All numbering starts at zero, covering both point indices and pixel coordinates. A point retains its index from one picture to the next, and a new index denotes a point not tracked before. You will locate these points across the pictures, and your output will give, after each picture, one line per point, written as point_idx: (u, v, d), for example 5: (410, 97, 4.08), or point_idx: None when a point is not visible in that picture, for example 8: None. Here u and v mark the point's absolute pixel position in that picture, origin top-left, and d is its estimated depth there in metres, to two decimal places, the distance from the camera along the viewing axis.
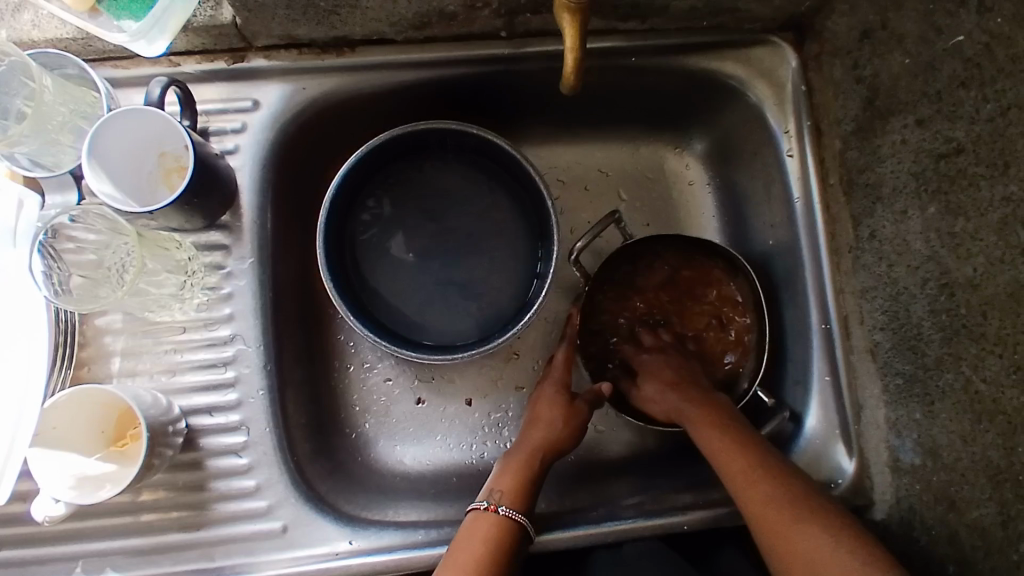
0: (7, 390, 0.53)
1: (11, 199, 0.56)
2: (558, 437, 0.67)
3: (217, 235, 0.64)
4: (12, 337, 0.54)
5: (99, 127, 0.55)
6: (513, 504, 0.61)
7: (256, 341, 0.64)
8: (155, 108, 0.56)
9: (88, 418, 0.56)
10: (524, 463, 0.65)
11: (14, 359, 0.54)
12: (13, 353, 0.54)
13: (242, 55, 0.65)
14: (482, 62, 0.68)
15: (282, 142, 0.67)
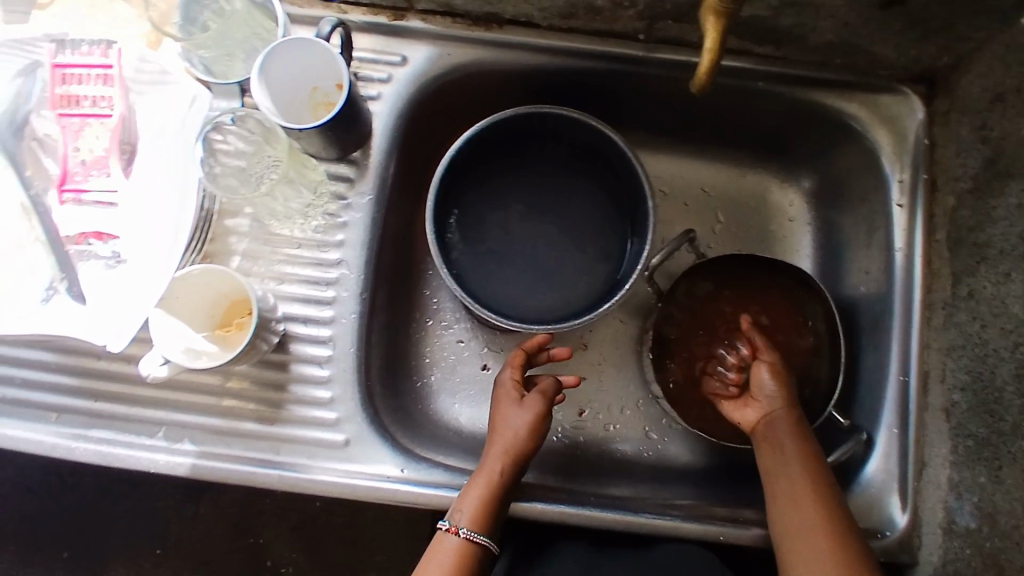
0: (147, 258, 0.61)
1: (185, 92, 0.63)
2: (523, 439, 0.66)
3: (345, 168, 0.71)
4: (159, 211, 0.61)
5: (275, 52, 0.62)
6: (475, 521, 0.63)
7: (358, 270, 0.70)
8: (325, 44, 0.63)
9: (205, 299, 0.63)
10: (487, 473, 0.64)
11: (159, 231, 0.61)
12: (159, 226, 0.61)
13: (403, 14, 0.71)
14: (615, 60, 0.72)
15: (418, 98, 0.72)
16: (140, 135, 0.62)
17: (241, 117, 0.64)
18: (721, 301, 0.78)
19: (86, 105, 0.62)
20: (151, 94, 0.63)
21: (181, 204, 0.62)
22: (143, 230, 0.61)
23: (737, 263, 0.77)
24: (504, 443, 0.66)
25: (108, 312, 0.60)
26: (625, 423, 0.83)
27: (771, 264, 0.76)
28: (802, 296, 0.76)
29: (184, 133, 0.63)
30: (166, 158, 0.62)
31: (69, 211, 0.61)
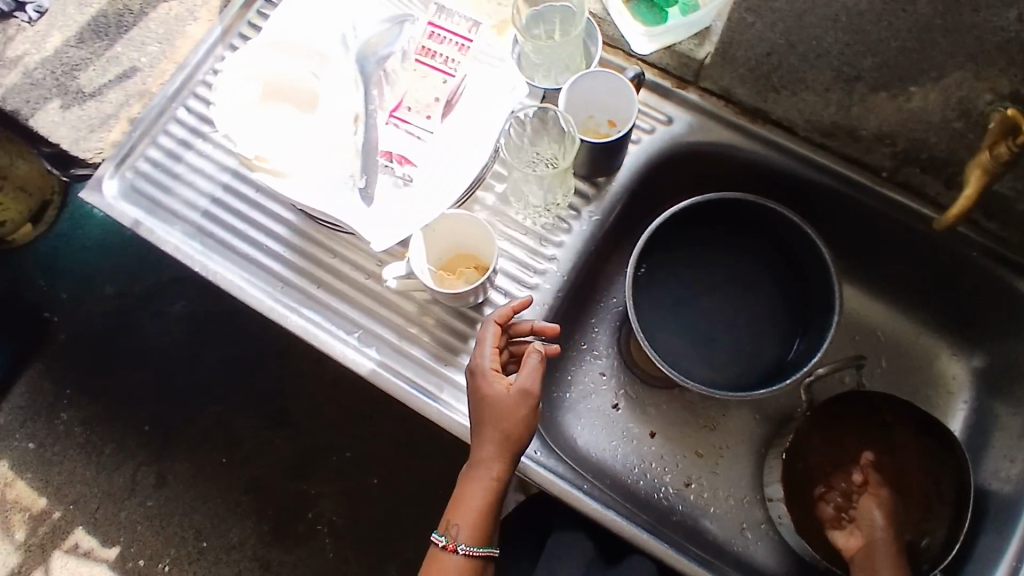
0: (428, 191, 0.68)
1: (513, 78, 0.70)
2: (511, 447, 0.67)
3: (586, 187, 0.81)
4: (455, 159, 0.69)
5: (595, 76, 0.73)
6: (472, 537, 0.67)
7: (564, 270, 0.79)
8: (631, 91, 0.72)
9: (449, 244, 0.74)
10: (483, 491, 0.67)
11: (448, 174, 0.69)
12: (450, 170, 0.69)
13: (685, 85, 0.81)
14: (849, 183, 0.79)
15: (666, 156, 0.81)
16: (466, 93, 0.70)
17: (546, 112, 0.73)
18: (862, 434, 0.80)
19: (439, 60, 0.70)
20: (487, 67, 0.70)
21: (477, 157, 0.69)
22: (438, 170, 0.69)
23: (889, 405, 0.79)
24: (490, 454, 0.67)
25: (382, 221, 0.67)
26: (725, 510, 0.86)
27: (927, 422, 0.77)
28: (939, 456, 0.76)
29: (500, 105, 0.70)
30: (476, 118, 0.70)
31: (389, 133, 0.69)
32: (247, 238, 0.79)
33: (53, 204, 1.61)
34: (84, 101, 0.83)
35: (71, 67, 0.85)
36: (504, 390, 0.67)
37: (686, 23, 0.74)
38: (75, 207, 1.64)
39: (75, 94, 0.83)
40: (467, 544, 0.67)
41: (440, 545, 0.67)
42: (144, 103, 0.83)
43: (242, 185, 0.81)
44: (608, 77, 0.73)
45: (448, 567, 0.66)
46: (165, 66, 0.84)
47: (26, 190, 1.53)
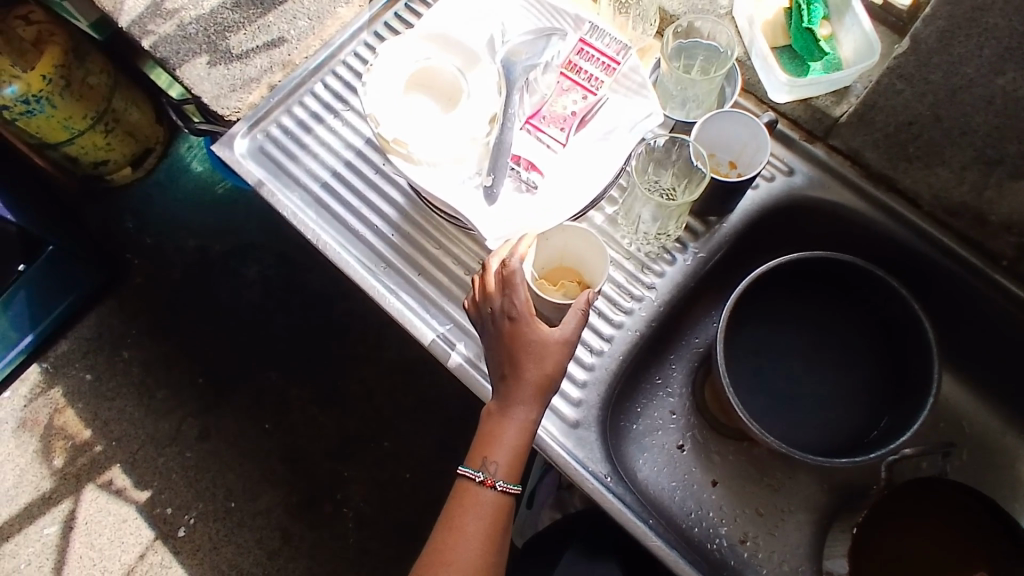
0: (550, 200, 0.69)
1: (647, 107, 0.70)
2: (549, 386, 0.63)
3: (696, 224, 0.80)
4: (579, 174, 0.70)
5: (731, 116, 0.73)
6: (509, 476, 0.64)
7: (660, 300, 0.77)
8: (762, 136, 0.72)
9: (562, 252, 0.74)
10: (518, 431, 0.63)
11: (570, 187, 0.70)
12: (572, 184, 0.70)
13: (813, 139, 0.81)
14: (965, 264, 0.77)
15: (781, 206, 0.81)
16: (598, 113, 0.71)
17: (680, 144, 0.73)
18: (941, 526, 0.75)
19: (583, 76, 0.71)
20: (623, 94, 0.71)
21: (606, 176, 0.69)
22: (563, 183, 0.70)
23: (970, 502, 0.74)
24: (529, 394, 0.63)
25: (500, 219, 0.69)
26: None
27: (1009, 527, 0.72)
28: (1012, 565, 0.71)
29: (632, 132, 0.70)
30: (605, 138, 0.71)
31: (523, 139, 0.71)
32: (358, 215, 0.81)
33: (156, 152, 1.68)
34: (231, 61, 0.87)
35: (223, 27, 0.89)
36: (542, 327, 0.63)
37: (829, 80, 0.75)
38: (176, 159, 1.71)
39: (222, 53, 0.88)
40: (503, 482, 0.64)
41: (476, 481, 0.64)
42: (286, 73, 0.87)
43: (364, 166, 0.83)
44: (741, 120, 0.72)
45: (482, 500, 0.65)
46: (312, 42, 0.88)
47: (135, 135, 1.61)
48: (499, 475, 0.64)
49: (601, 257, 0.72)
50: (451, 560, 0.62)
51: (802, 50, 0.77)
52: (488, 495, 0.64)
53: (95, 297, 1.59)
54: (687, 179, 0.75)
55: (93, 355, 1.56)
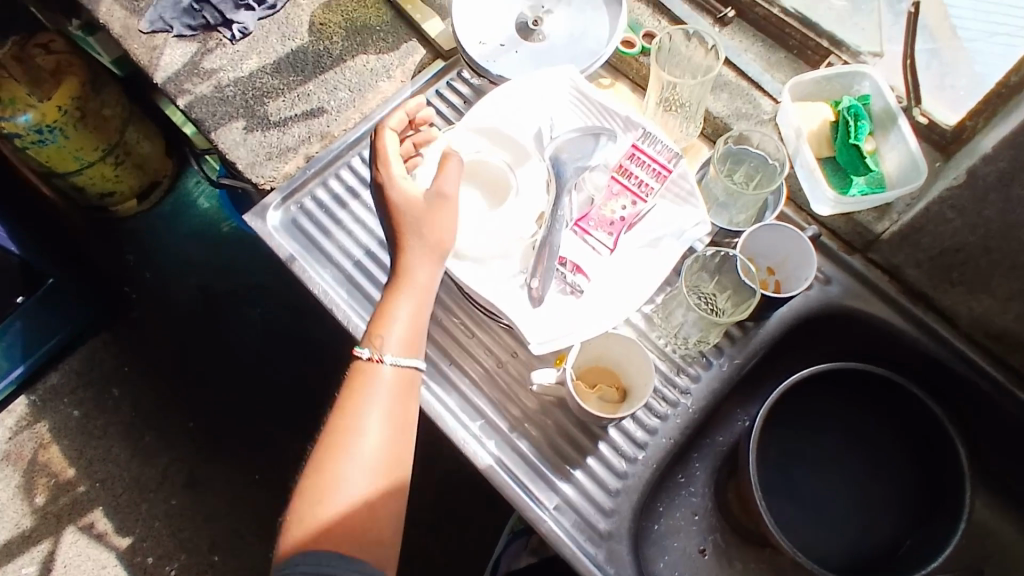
0: (595, 305, 0.68)
1: (697, 215, 0.70)
2: (440, 242, 0.63)
3: (734, 331, 0.78)
4: (625, 281, 0.69)
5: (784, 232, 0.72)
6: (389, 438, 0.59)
7: (694, 407, 0.76)
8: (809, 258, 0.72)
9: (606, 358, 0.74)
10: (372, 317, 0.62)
11: (616, 293, 0.68)
12: (618, 290, 0.68)
13: (852, 251, 0.81)
14: (1001, 389, 0.76)
15: (817, 316, 0.80)
16: (645, 219, 0.70)
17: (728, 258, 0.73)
18: None
19: (633, 181, 0.70)
20: (670, 200, 0.71)
21: (653, 285, 0.68)
22: (610, 290, 0.68)
23: None
24: (421, 257, 0.62)
25: (543, 320, 0.67)
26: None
27: None
28: None
29: (681, 240, 0.69)
30: (653, 246, 0.70)
31: (570, 240, 0.70)
32: None
33: (164, 186, 1.65)
34: (268, 127, 0.86)
35: (262, 92, 0.88)
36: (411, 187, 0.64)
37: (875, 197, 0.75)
38: (183, 194, 1.68)
39: (260, 119, 0.86)
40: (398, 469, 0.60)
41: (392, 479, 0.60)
42: (324, 145, 0.85)
43: None
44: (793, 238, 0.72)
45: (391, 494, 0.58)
46: (352, 115, 0.86)
47: (145, 168, 1.58)
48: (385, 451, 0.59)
49: (643, 369, 0.71)
50: (328, 486, 0.56)
51: (846, 165, 0.77)
52: (367, 443, 0.57)
53: (91, 329, 1.55)
54: (734, 295, 0.74)
55: (85, 390, 1.52)
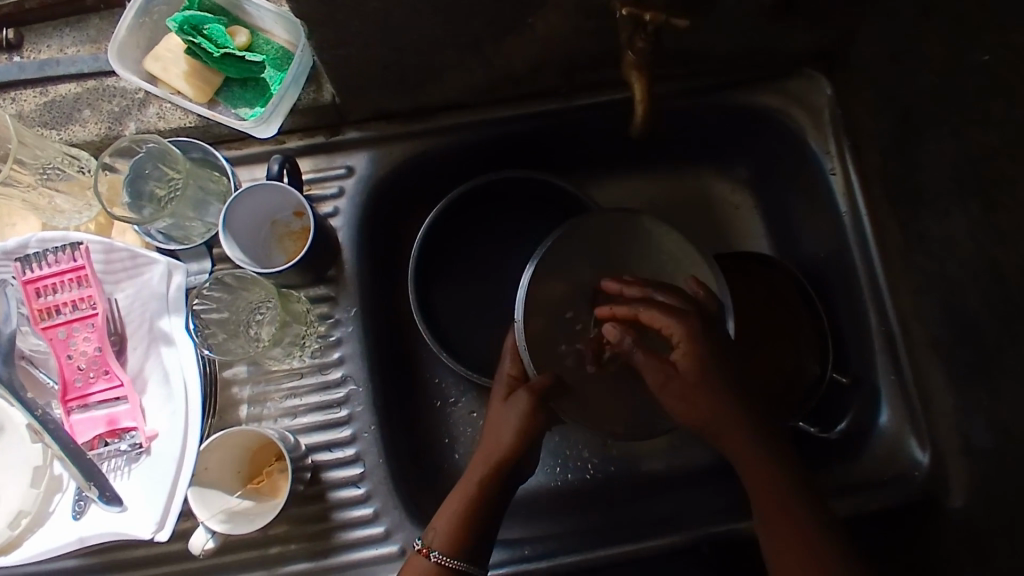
0: (167, 442, 0.58)
1: (160, 270, 0.60)
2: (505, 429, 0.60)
3: (324, 289, 0.71)
4: (167, 391, 0.59)
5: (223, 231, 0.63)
6: (446, 544, 0.56)
7: (364, 381, 0.71)
8: (275, 180, 0.65)
9: (241, 446, 0.64)
10: (483, 481, 0.59)
11: (170, 409, 0.59)
12: (169, 405, 0.59)
13: (337, 129, 0.72)
14: (544, 116, 0.75)
15: (373, 204, 0.74)
16: (124, 323, 0.60)
17: (222, 278, 0.64)
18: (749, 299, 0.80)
19: (66, 311, 0.58)
20: (127, 281, 0.60)
21: (194, 381, 0.59)
22: (161, 423, 0.59)
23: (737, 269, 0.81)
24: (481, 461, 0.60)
25: (142, 503, 0.58)
26: (679, 444, 0.87)
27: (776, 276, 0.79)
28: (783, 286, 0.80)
29: (174, 311, 0.60)
30: (161, 341, 0.60)
31: (82, 418, 0.59)
32: None
33: None
34: None
35: None
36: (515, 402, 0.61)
37: (288, 84, 0.65)
38: None
39: None
40: (440, 551, 0.57)
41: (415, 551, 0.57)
42: None
43: None
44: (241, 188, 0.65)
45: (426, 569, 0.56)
46: None
47: None
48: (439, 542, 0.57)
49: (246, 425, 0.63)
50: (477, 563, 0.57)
51: (242, 75, 0.66)
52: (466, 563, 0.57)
53: None
54: (266, 285, 0.67)
55: None
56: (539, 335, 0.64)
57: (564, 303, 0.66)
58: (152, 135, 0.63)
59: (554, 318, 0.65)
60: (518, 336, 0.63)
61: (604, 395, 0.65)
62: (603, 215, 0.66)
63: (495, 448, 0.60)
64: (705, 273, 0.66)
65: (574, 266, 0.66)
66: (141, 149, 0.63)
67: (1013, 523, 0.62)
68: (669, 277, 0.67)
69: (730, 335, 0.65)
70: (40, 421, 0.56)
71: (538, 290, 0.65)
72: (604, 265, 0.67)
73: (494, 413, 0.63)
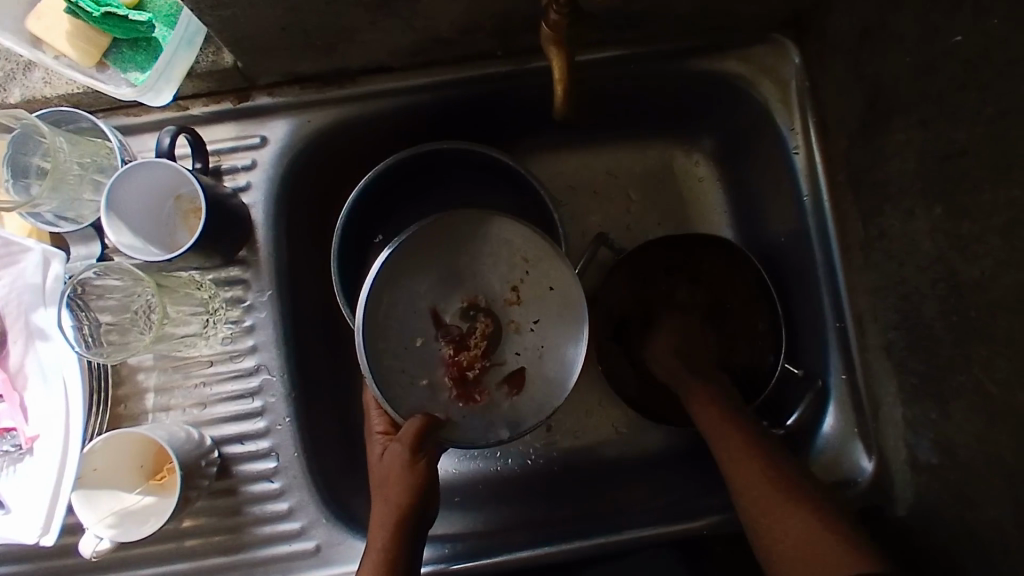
0: (51, 444, 0.54)
1: (36, 255, 0.55)
2: (390, 483, 0.57)
3: (236, 271, 0.66)
4: (52, 388, 0.55)
5: (105, 213, 0.57)
6: None
7: (279, 370, 0.66)
8: (166, 157, 0.58)
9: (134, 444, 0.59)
10: (390, 534, 0.56)
11: (54, 409, 0.55)
12: (54, 404, 0.55)
13: (247, 94, 0.66)
14: (479, 82, 0.67)
15: (292, 176, 0.67)
16: (4, 314, 0.55)
17: (103, 270, 0.59)
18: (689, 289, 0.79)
19: None
20: (4, 268, 0.55)
21: (72, 373, 0.55)
22: (44, 424, 0.54)
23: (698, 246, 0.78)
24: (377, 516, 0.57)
25: (24, 508, 0.54)
26: (627, 431, 0.83)
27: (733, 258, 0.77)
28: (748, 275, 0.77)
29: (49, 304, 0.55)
30: (38, 338, 0.55)
31: None
32: None
33: None
34: None
35: None
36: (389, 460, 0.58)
37: (178, 45, 0.59)
38: None
39: None
40: None
41: None
42: None
43: None
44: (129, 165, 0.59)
45: None
46: None
47: None
48: None
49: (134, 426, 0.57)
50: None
51: (130, 36, 0.59)
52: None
53: None
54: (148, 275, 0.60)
55: None
56: (387, 374, 0.56)
57: (401, 334, 0.57)
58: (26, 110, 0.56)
59: (400, 354, 0.57)
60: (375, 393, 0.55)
61: (482, 414, 0.57)
62: (430, 226, 0.57)
63: (384, 507, 0.57)
64: (533, 250, 0.58)
65: (406, 288, 0.58)
66: (17, 125, 0.57)
67: (952, 544, 0.58)
68: (504, 267, 0.59)
69: (579, 313, 0.58)
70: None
71: (376, 327, 0.56)
72: (437, 276, 0.59)
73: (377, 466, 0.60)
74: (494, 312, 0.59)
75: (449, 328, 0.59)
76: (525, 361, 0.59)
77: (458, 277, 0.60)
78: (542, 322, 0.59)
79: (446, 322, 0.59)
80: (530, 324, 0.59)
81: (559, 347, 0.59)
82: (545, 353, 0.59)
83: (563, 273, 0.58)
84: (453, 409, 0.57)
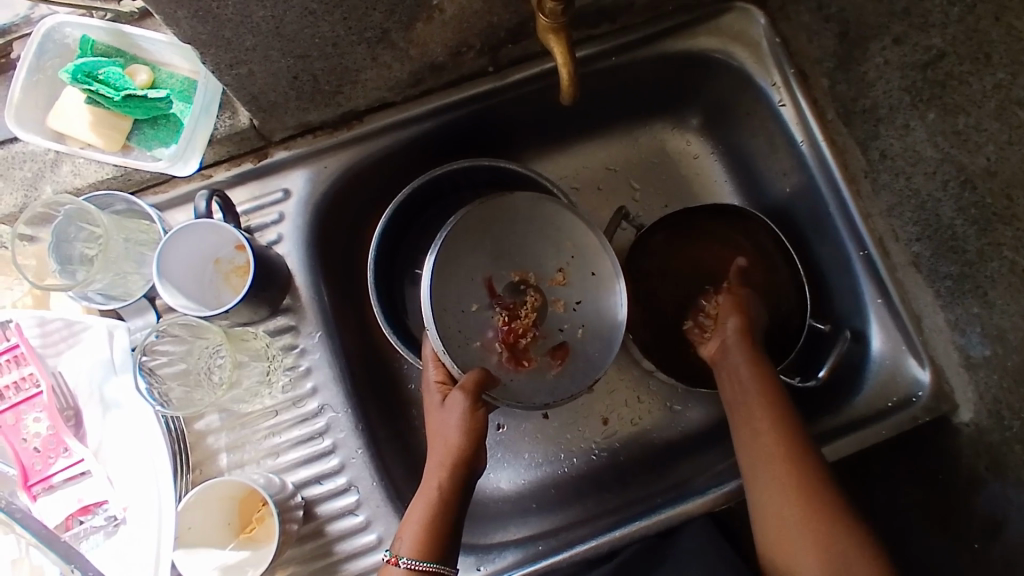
0: (142, 506, 0.59)
1: (101, 333, 0.61)
2: (450, 432, 0.62)
3: (284, 319, 0.68)
4: (131, 456, 0.60)
5: (158, 280, 0.61)
6: (420, 546, 0.58)
7: (343, 406, 0.68)
8: (206, 220, 0.61)
9: (214, 511, 0.60)
10: (445, 483, 0.61)
11: (138, 472, 0.60)
12: (136, 469, 0.60)
13: (265, 152, 0.69)
14: (475, 100, 0.71)
15: (318, 221, 0.69)
16: (76, 393, 0.60)
17: (164, 330, 0.62)
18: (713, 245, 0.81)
19: (10, 395, 0.59)
20: (68, 351, 0.60)
21: (155, 443, 0.60)
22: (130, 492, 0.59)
23: (708, 215, 0.81)
24: (436, 462, 0.62)
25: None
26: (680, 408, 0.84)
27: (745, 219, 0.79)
28: (754, 234, 0.80)
29: (121, 373, 0.61)
30: (112, 407, 0.61)
31: (49, 503, 0.58)
32: None
33: None
34: None
35: None
36: (452, 407, 0.62)
37: (197, 114, 0.63)
38: None
39: None
40: (410, 557, 0.58)
41: (386, 559, 0.59)
42: None
43: None
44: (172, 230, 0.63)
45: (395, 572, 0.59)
46: None
47: None
48: (408, 546, 0.58)
49: (223, 478, 0.60)
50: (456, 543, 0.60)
51: (150, 115, 0.63)
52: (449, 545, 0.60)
53: None
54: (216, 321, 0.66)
55: None
56: (448, 336, 0.61)
57: (460, 299, 0.62)
58: (67, 196, 0.60)
59: (458, 317, 0.62)
60: (437, 345, 0.61)
61: (527, 380, 0.63)
62: (487, 204, 0.63)
63: (444, 454, 0.62)
64: (580, 236, 0.66)
65: (463, 258, 0.63)
66: (59, 213, 0.60)
67: None
68: (552, 249, 0.66)
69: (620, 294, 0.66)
70: (8, 510, 0.55)
71: (439, 293, 0.61)
72: (490, 250, 0.64)
73: (432, 416, 0.64)
74: (542, 289, 0.66)
75: (500, 298, 0.65)
76: (568, 336, 0.65)
77: (510, 252, 0.65)
78: (584, 302, 0.66)
79: (499, 293, 0.65)
80: (574, 304, 0.66)
81: (599, 321, 0.66)
82: (586, 331, 0.65)
83: (605, 261, 0.66)
84: (503, 372, 0.63)
